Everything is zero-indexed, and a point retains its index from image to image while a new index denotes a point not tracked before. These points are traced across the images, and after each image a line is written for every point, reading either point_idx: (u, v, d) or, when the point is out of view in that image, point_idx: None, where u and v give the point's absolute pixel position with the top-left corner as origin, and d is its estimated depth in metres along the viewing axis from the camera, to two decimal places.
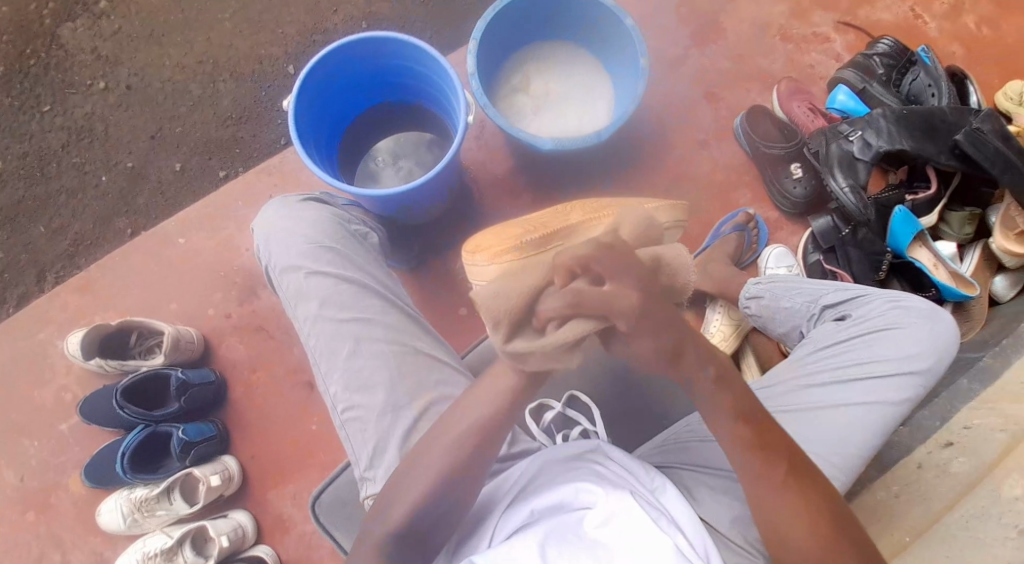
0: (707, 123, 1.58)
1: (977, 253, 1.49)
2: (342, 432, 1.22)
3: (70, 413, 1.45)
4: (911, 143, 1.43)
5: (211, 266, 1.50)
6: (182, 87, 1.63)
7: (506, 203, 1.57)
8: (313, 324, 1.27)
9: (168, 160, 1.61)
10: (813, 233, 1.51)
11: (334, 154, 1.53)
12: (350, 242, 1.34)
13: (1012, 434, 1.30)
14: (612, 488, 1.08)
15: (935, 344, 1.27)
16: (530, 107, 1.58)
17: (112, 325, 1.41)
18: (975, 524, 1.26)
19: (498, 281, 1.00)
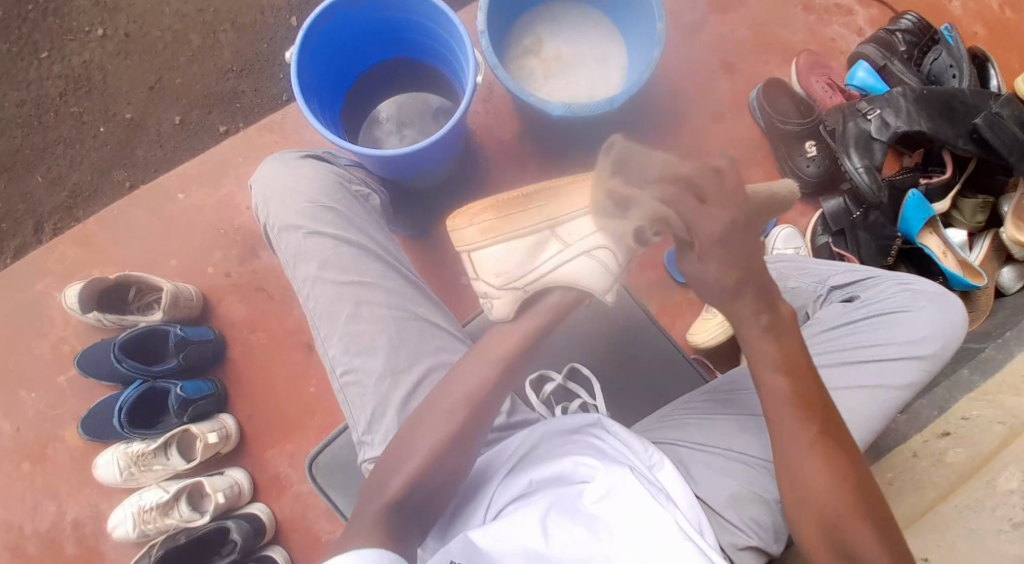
0: (722, 96, 1.54)
1: (987, 243, 1.46)
2: (341, 395, 1.21)
3: (68, 366, 1.45)
4: (930, 124, 1.40)
5: (210, 223, 1.48)
6: (181, 37, 1.59)
7: (514, 169, 1.54)
8: (312, 285, 1.25)
9: (167, 112, 1.57)
10: (824, 213, 1.49)
11: (336, 111, 1.49)
12: (351, 202, 1.31)
13: (1010, 427, 1.30)
14: (611, 463, 1.07)
15: (944, 329, 1.25)
16: (540, 70, 1.54)
17: (110, 279, 1.40)
18: (969, 514, 1.25)
19: (483, 238, 1.09)
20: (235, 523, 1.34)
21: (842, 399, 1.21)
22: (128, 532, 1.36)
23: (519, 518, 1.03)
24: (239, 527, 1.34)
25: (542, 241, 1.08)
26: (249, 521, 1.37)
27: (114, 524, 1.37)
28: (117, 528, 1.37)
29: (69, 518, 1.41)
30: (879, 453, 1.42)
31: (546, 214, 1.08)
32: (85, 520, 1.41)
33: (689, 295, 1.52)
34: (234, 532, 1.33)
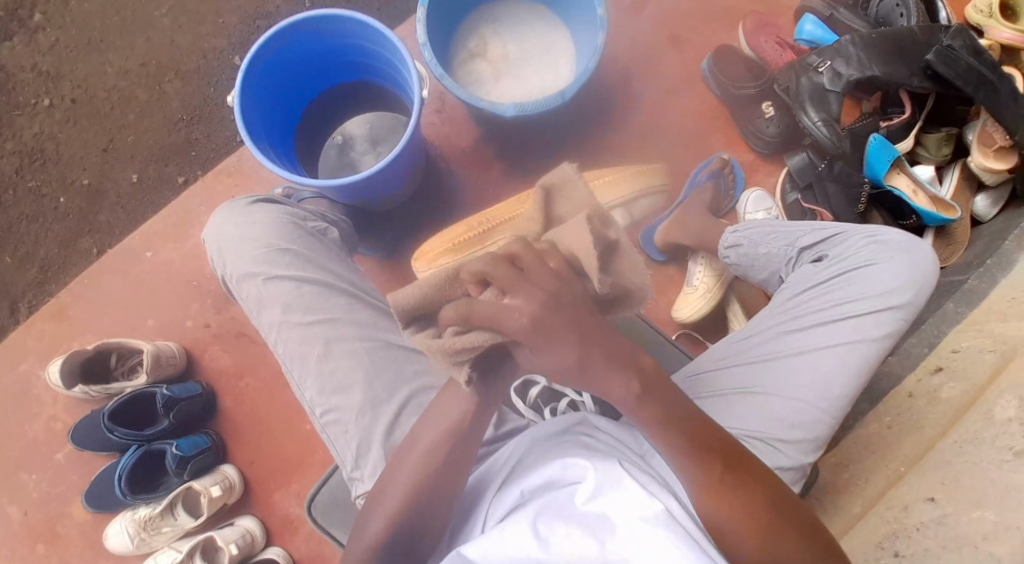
0: (673, 70, 1.54)
1: (956, 174, 1.46)
2: (325, 435, 1.22)
3: (64, 441, 1.44)
4: (882, 68, 1.39)
5: (184, 277, 1.48)
6: (127, 94, 1.57)
7: (478, 174, 1.53)
8: (278, 330, 1.26)
9: (124, 171, 1.56)
10: (790, 170, 1.49)
11: (289, 149, 1.49)
12: (306, 240, 1.32)
13: (1000, 354, 1.31)
14: (601, 461, 1.05)
15: (915, 277, 1.26)
16: (489, 73, 1.53)
17: (89, 350, 1.40)
18: (969, 449, 1.26)
19: (437, 272, 1.35)
20: None
21: (816, 363, 1.23)
22: None
23: (508, 529, 1.00)
24: None
25: None
26: None
27: None
28: None
29: None
30: (876, 399, 1.41)
31: None
32: None
33: (669, 272, 1.53)
34: None
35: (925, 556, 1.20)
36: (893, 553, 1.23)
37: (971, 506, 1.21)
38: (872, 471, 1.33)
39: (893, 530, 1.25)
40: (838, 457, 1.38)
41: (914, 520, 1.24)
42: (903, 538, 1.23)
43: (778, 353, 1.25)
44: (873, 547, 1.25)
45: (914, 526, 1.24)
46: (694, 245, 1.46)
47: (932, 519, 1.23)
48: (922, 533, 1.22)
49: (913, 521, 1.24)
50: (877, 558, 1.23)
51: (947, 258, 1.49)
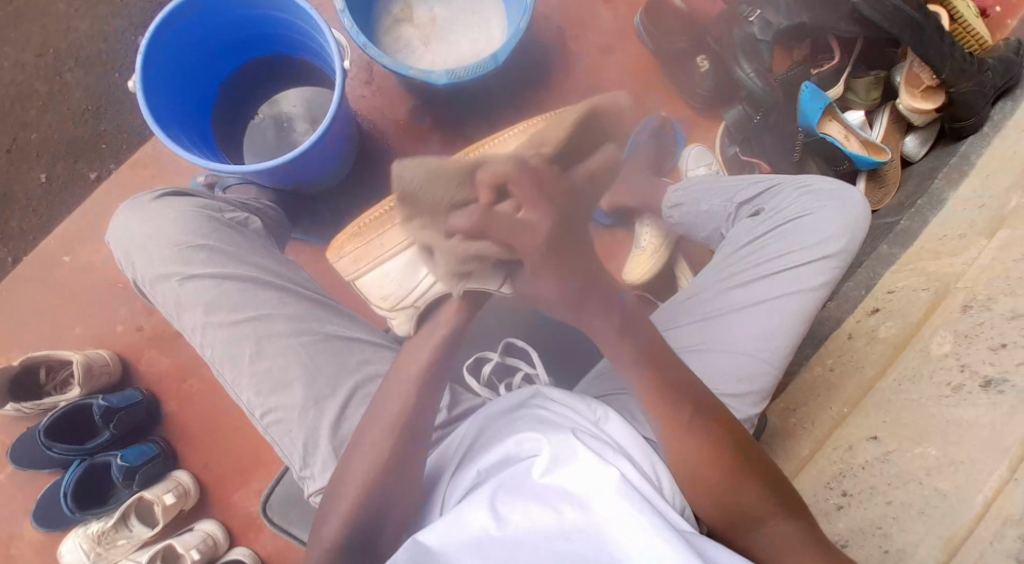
0: (605, 26, 1.50)
1: (886, 118, 1.49)
2: (268, 436, 1.18)
3: (4, 462, 1.39)
4: (810, 14, 1.37)
5: (114, 281, 1.42)
6: (27, 88, 1.47)
7: (414, 146, 1.48)
8: (202, 332, 1.21)
9: (32, 172, 1.46)
10: (727, 125, 1.50)
11: (207, 133, 1.40)
12: (226, 234, 1.27)
13: (933, 292, 1.34)
14: (553, 431, 1.01)
15: (846, 223, 1.27)
16: (417, 39, 1.45)
17: (15, 366, 1.34)
18: (908, 386, 1.28)
19: (354, 269, 1.29)
20: None
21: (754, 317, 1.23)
22: None
23: (464, 513, 0.95)
24: None
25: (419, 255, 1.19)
26: None
27: None
28: None
29: None
30: (819, 343, 1.48)
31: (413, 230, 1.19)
32: None
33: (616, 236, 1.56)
34: None
35: (872, 494, 1.20)
36: (841, 493, 1.24)
37: (912, 443, 1.21)
38: (819, 414, 1.35)
39: (840, 470, 1.26)
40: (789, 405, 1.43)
41: (860, 459, 1.25)
42: (850, 478, 1.24)
43: (716, 312, 1.26)
44: (822, 487, 1.26)
45: (860, 465, 1.24)
46: (637, 208, 1.46)
47: (876, 457, 1.23)
48: (868, 471, 1.23)
49: (859, 460, 1.24)
50: (826, 499, 1.24)
51: (880, 201, 1.54)
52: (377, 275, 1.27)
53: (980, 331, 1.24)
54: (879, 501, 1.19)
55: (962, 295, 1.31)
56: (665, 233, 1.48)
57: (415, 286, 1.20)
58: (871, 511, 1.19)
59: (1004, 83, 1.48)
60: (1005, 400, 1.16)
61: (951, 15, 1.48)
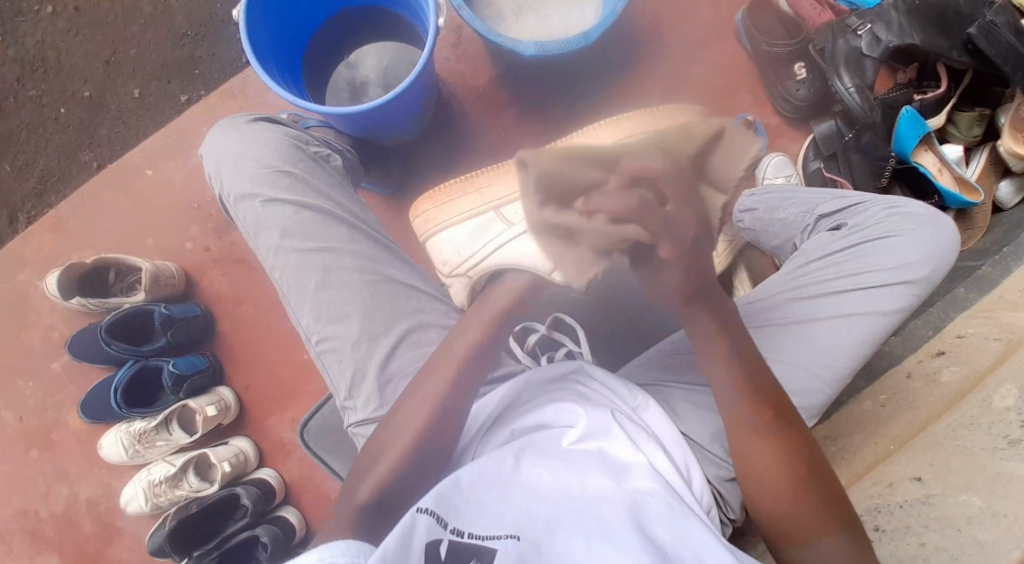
0: (703, 21, 1.47)
1: (984, 157, 1.38)
2: (319, 364, 1.23)
3: (61, 352, 1.46)
4: (924, 37, 1.31)
5: (184, 199, 1.47)
6: (132, 5, 1.51)
7: (491, 113, 1.47)
8: (276, 254, 1.27)
9: (125, 86, 1.51)
10: (815, 139, 1.42)
11: (297, 74, 1.43)
12: (312, 167, 1.33)
13: (1004, 343, 1.27)
14: (593, 409, 1.05)
15: (934, 251, 1.23)
16: (510, 9, 1.41)
17: (88, 262, 1.40)
18: (963, 433, 1.23)
19: (424, 231, 1.39)
20: (244, 489, 1.39)
21: (817, 330, 1.21)
22: (141, 506, 1.40)
23: (497, 465, 1.00)
24: (248, 492, 1.39)
25: (489, 219, 1.35)
26: (258, 487, 1.41)
27: (127, 501, 1.41)
28: (131, 502, 1.41)
29: (83, 499, 1.44)
30: (873, 376, 1.41)
31: (488, 198, 1.36)
32: (98, 499, 1.44)
33: None
34: (243, 498, 1.38)
35: (905, 533, 1.16)
36: (873, 528, 1.20)
37: (957, 489, 1.17)
38: (861, 445, 1.31)
39: (874, 505, 1.21)
40: (830, 432, 1.39)
41: (900, 497, 1.20)
42: (884, 513, 1.20)
43: (778, 319, 1.24)
44: None
45: (898, 503, 1.20)
46: None
47: (917, 497, 1.19)
48: (905, 511, 1.18)
49: (897, 499, 1.20)
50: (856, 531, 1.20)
51: (965, 242, 1.45)
52: (439, 242, 1.37)
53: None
54: (912, 542, 1.15)
55: None
56: (733, 236, 1.44)
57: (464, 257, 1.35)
58: (901, 550, 1.15)
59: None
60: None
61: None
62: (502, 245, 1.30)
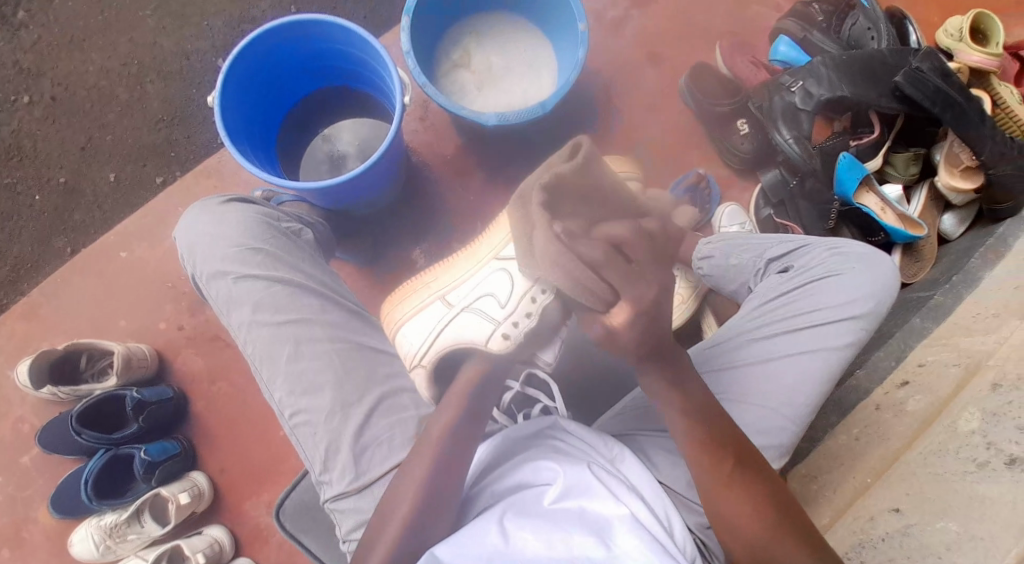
0: (651, 87, 1.52)
1: (924, 194, 1.48)
2: (293, 437, 1.23)
3: (30, 445, 1.42)
4: (852, 90, 1.39)
5: (160, 278, 1.49)
6: (108, 92, 1.54)
7: (462, 181, 1.52)
8: (248, 329, 1.27)
9: (102, 171, 1.53)
10: (763, 187, 1.51)
11: (272, 152, 1.48)
12: (283, 242, 1.34)
13: (964, 368, 1.32)
14: (570, 466, 1.07)
15: (876, 289, 1.30)
16: (472, 85, 1.48)
17: (58, 350, 1.39)
18: (934, 460, 1.26)
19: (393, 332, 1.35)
20: None
21: (774, 369, 1.28)
22: None
23: (480, 534, 1.00)
24: None
25: (438, 307, 1.32)
26: None
27: None
28: None
29: None
30: (844, 411, 1.44)
31: (435, 289, 1.35)
32: None
33: None
34: None
35: None
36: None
37: (935, 516, 1.20)
38: (841, 481, 1.33)
39: (860, 540, 1.24)
40: (808, 470, 1.41)
41: (881, 531, 1.23)
42: (868, 549, 1.22)
43: (739, 360, 1.30)
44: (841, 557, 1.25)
45: (880, 537, 1.23)
46: None
47: (896, 529, 1.22)
48: (887, 544, 1.21)
49: (880, 532, 1.23)
50: None
51: (915, 276, 1.50)
52: (405, 334, 1.33)
53: (1010, 409, 1.22)
54: None
55: (994, 372, 1.28)
56: (695, 284, 1.48)
57: (416, 351, 1.32)
58: None
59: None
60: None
61: (994, 101, 1.42)
62: (444, 325, 1.31)
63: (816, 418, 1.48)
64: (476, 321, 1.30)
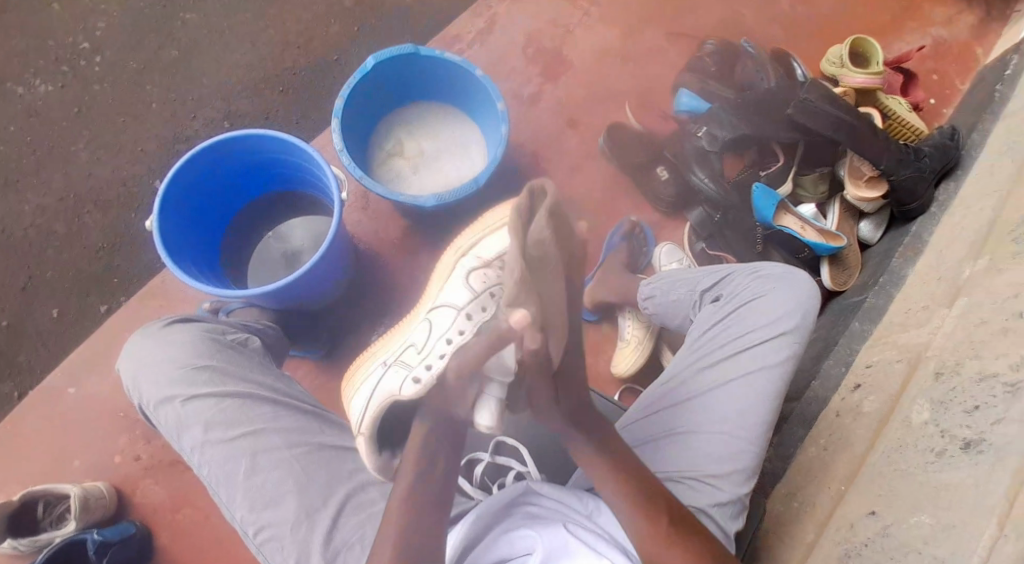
0: (573, 150, 1.61)
1: (837, 208, 1.58)
2: (261, 554, 1.21)
3: None
4: (751, 126, 1.51)
5: (109, 410, 1.44)
6: (47, 228, 1.55)
7: (409, 262, 1.56)
8: (201, 450, 1.25)
9: (45, 308, 1.52)
10: (692, 225, 1.60)
11: (216, 266, 1.49)
12: (230, 355, 1.32)
13: (906, 363, 1.36)
14: (549, 534, 1.11)
15: (798, 304, 1.32)
16: (407, 171, 1.54)
17: (14, 500, 1.31)
18: (897, 457, 1.27)
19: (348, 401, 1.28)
20: None
21: (726, 395, 1.27)
22: None
23: None
24: None
25: (372, 366, 1.26)
26: None
27: None
28: None
29: None
30: (810, 423, 1.46)
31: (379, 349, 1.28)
32: None
33: (603, 330, 1.60)
34: None
35: None
36: None
37: (908, 512, 1.20)
38: (817, 495, 1.35)
39: (844, 549, 1.24)
40: (789, 487, 1.41)
41: (862, 536, 1.23)
42: (855, 556, 1.22)
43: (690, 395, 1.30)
44: None
45: (863, 542, 1.22)
46: (620, 303, 1.52)
47: (877, 531, 1.22)
48: (871, 548, 1.20)
49: (862, 538, 1.23)
50: None
51: (847, 281, 1.58)
52: (354, 403, 1.25)
53: (954, 395, 1.26)
54: None
55: (933, 362, 1.32)
56: (648, 325, 1.51)
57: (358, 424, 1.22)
58: None
59: (945, 167, 1.54)
60: (985, 460, 1.17)
61: (885, 113, 1.58)
62: (374, 385, 1.22)
63: (784, 434, 1.49)
64: (394, 373, 1.20)
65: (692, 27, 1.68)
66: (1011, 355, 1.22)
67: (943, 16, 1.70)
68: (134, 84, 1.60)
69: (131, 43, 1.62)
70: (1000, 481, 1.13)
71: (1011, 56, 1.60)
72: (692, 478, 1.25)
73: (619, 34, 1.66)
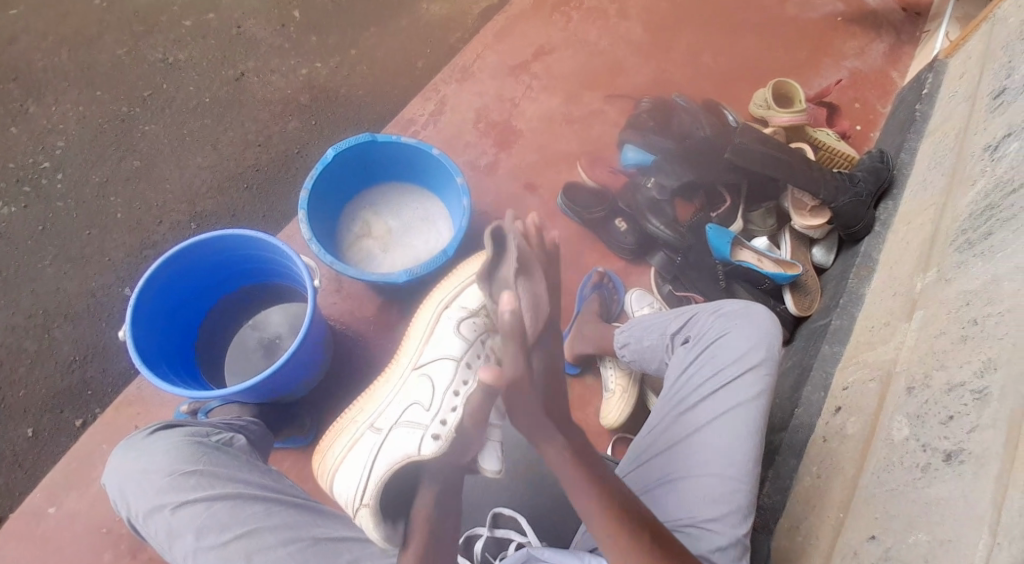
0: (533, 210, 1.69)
1: (788, 238, 1.66)
2: None
3: None
4: (692, 173, 1.61)
5: (94, 523, 1.42)
6: (17, 348, 1.58)
7: (386, 337, 1.58)
8: (194, 559, 1.18)
9: (20, 428, 1.53)
10: (656, 269, 1.67)
11: (193, 366, 1.49)
12: (215, 457, 1.25)
13: (880, 381, 1.37)
14: None
15: (762, 336, 1.31)
16: (377, 251, 1.58)
17: None
18: (887, 476, 1.26)
19: (330, 473, 1.24)
20: None
21: (710, 435, 1.27)
22: None
23: None
24: None
25: (361, 434, 1.25)
26: None
27: None
28: None
29: None
30: (799, 451, 1.45)
31: (362, 420, 1.27)
32: None
33: (586, 382, 1.63)
34: None
35: None
36: None
37: (905, 533, 1.18)
38: (819, 524, 1.33)
39: None
40: (790, 520, 1.39)
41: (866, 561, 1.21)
42: None
43: (677, 439, 1.30)
44: None
45: None
46: (598, 353, 1.56)
47: (879, 555, 1.20)
48: None
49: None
50: None
51: (811, 305, 1.62)
52: (340, 470, 1.23)
53: (929, 408, 1.26)
54: None
55: (905, 377, 1.33)
56: (628, 370, 1.54)
57: (353, 499, 1.18)
58: None
59: (881, 187, 1.63)
60: (968, 470, 1.15)
61: (816, 145, 1.69)
62: (377, 452, 1.21)
63: (776, 464, 1.47)
64: (407, 434, 1.20)
65: (627, 88, 1.79)
66: (975, 362, 1.22)
67: (856, 49, 1.84)
68: (97, 201, 1.68)
69: (91, 159, 1.72)
70: (986, 489, 1.12)
71: (926, 75, 1.72)
72: (691, 524, 1.24)
73: (560, 101, 1.76)
